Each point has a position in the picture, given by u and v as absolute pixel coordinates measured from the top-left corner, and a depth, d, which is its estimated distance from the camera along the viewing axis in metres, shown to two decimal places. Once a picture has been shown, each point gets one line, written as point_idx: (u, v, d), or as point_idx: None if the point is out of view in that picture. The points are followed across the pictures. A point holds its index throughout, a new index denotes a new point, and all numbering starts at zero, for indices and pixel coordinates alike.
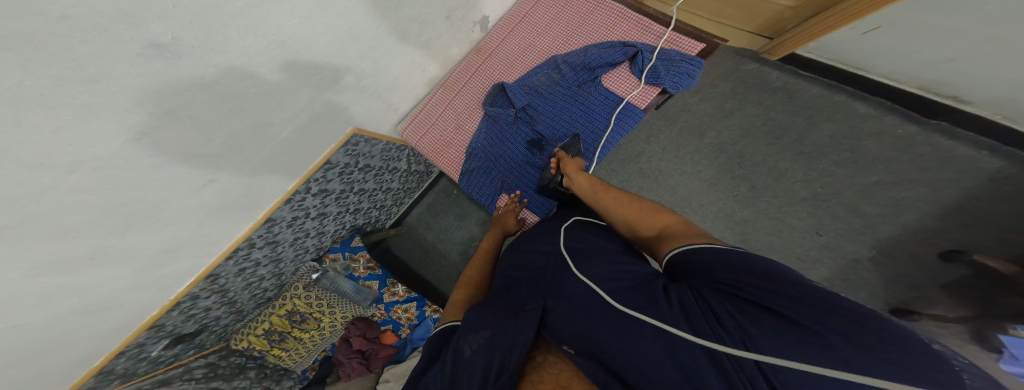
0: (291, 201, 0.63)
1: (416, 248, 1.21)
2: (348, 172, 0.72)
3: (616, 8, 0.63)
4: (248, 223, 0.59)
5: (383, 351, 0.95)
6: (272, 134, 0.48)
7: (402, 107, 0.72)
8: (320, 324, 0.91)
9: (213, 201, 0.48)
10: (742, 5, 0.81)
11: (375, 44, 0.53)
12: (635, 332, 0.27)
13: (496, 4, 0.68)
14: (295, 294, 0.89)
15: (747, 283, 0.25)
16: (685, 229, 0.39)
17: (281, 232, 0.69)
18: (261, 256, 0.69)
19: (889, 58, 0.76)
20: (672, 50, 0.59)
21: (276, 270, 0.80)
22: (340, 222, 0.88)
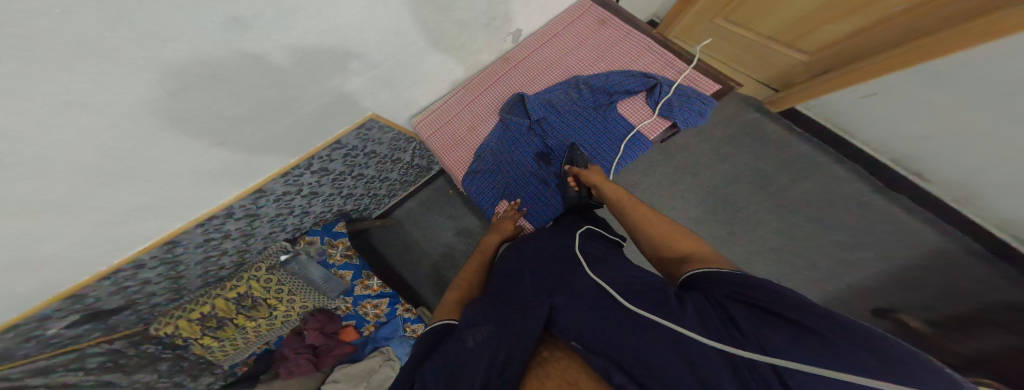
0: (287, 175, 0.64)
1: (399, 243, 1.24)
2: (351, 154, 0.72)
3: (643, 43, 0.67)
4: (230, 194, 0.57)
5: (337, 349, 0.99)
6: (295, 110, 0.49)
7: (422, 101, 0.73)
8: (273, 313, 0.85)
9: (208, 165, 0.48)
10: (758, 52, 0.89)
11: (414, 40, 0.53)
12: (647, 335, 0.29)
13: (531, 19, 0.70)
14: (252, 277, 0.83)
15: (752, 296, 0.28)
16: (706, 255, 0.39)
17: (264, 206, 0.68)
18: (231, 229, 0.67)
19: (877, 125, 0.85)
20: (689, 89, 0.62)
21: (241, 246, 0.76)
22: (325, 204, 0.88)
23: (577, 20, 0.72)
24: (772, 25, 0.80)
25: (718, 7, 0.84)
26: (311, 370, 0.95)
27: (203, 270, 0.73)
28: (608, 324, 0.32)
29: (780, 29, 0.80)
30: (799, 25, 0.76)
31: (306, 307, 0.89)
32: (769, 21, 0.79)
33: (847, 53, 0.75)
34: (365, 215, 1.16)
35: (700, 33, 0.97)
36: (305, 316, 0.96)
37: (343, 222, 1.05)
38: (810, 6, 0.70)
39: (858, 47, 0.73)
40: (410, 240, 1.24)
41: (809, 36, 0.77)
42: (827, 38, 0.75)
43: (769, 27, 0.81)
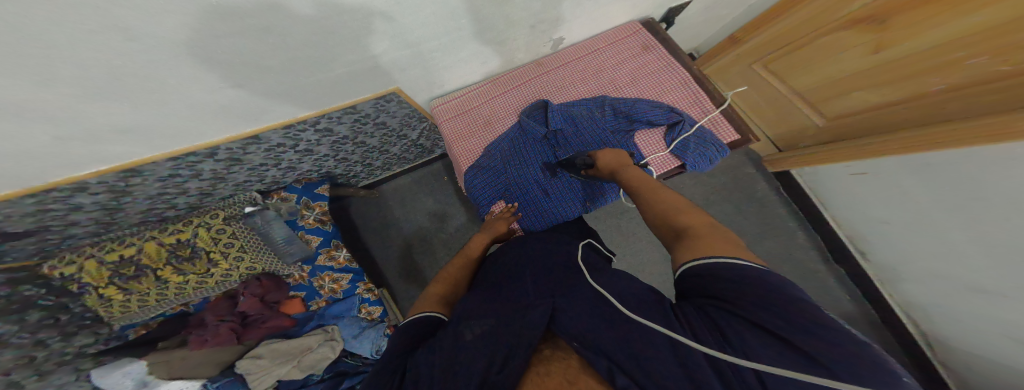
0: (290, 128, 0.70)
1: (376, 216, 1.41)
2: (363, 121, 0.79)
3: (681, 77, 0.68)
4: (217, 136, 0.62)
5: (272, 321, 1.02)
6: (329, 67, 0.51)
7: (448, 85, 0.73)
8: (209, 268, 0.87)
9: (216, 100, 0.50)
10: (779, 105, 0.98)
11: (461, 26, 0.52)
12: (644, 338, 0.30)
13: (577, 30, 0.69)
14: (202, 225, 0.85)
15: (736, 293, 0.29)
16: (709, 231, 0.39)
17: (247, 154, 0.74)
18: (205, 169, 0.73)
19: (847, 204, 0.96)
20: (711, 133, 0.65)
21: (208, 188, 0.82)
22: (312, 163, 0.97)
23: (620, 41, 0.72)
24: (803, 83, 0.88)
25: (761, 54, 0.92)
26: (231, 341, 0.96)
27: (152, 205, 0.78)
28: (610, 327, 0.32)
29: (809, 89, 0.88)
30: (827, 89, 0.84)
31: (253, 268, 0.94)
32: (803, 78, 0.87)
33: (857, 128, 0.84)
34: (352, 184, 1.28)
35: (734, 75, 1.06)
36: (249, 278, 0.98)
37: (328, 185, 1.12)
38: (846, 72, 0.77)
39: (872, 123, 0.80)
40: (390, 214, 1.41)
41: (833, 102, 0.85)
42: (847, 108, 0.83)
43: (801, 84, 0.89)
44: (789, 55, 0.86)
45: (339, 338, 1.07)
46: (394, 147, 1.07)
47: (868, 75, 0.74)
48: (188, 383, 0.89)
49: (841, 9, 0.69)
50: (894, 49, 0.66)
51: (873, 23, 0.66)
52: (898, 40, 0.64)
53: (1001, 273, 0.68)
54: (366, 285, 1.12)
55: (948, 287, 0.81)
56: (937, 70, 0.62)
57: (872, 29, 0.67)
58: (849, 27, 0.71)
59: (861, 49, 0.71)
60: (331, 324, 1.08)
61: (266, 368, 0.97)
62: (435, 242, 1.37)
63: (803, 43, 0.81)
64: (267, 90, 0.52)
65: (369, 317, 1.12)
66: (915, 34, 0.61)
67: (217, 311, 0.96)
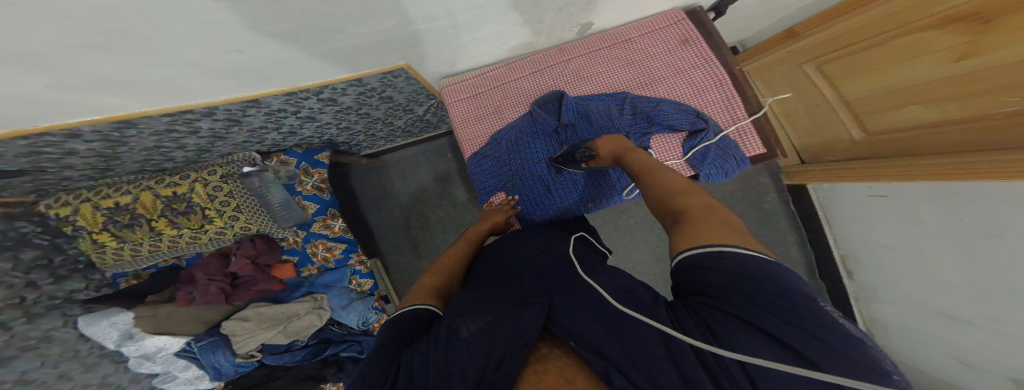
0: (293, 95, 0.67)
1: (376, 187, 1.40)
2: (369, 93, 0.75)
3: (716, 80, 0.63)
4: (217, 97, 0.58)
5: (263, 285, 1.01)
6: (337, 39, 0.48)
7: (459, 65, 0.68)
8: (203, 225, 0.86)
9: (215, 66, 0.47)
10: (821, 112, 0.87)
11: (486, 5, 0.46)
12: (636, 335, 0.29)
13: (610, 17, 0.62)
14: (199, 180, 0.84)
15: (729, 285, 0.26)
16: (705, 213, 0.35)
17: (248, 116, 0.71)
18: (204, 127, 0.70)
19: (851, 224, 0.95)
20: (734, 144, 0.61)
21: (206, 144, 0.79)
22: (315, 131, 0.94)
23: (655, 31, 0.65)
24: (857, 89, 0.76)
25: (819, 51, 0.79)
26: (221, 301, 0.97)
27: (147, 157, 0.76)
28: (605, 325, 0.31)
29: (863, 97, 0.75)
30: (883, 99, 0.71)
31: (248, 229, 0.91)
32: (861, 83, 0.74)
33: (904, 145, 0.73)
34: (353, 154, 1.25)
35: (778, 75, 0.94)
36: (243, 240, 0.98)
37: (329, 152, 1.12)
38: (913, 81, 0.64)
39: (913, 142, 0.71)
40: (389, 186, 1.39)
41: (884, 114, 0.73)
42: (897, 123, 0.72)
43: (855, 90, 0.76)
44: (854, 53, 0.72)
45: (327, 307, 1.10)
46: (401, 121, 1.03)
47: (937, 88, 0.61)
48: (172, 338, 0.92)
49: (938, 4, 0.55)
50: (983, 59, 0.52)
51: (972, 22, 0.52)
52: (990, 48, 0.51)
53: (972, 306, 0.70)
54: (359, 256, 1.15)
55: (916, 311, 0.82)
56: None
57: (967, 31, 0.53)
58: (938, 27, 0.56)
59: (943, 54, 0.57)
60: (321, 293, 1.11)
61: (253, 332, 1.02)
62: (434, 220, 1.37)
63: (874, 41, 0.67)
64: (270, 59, 0.50)
65: (360, 289, 1.15)
66: (1013, 43, 0.47)
67: (208, 270, 0.95)
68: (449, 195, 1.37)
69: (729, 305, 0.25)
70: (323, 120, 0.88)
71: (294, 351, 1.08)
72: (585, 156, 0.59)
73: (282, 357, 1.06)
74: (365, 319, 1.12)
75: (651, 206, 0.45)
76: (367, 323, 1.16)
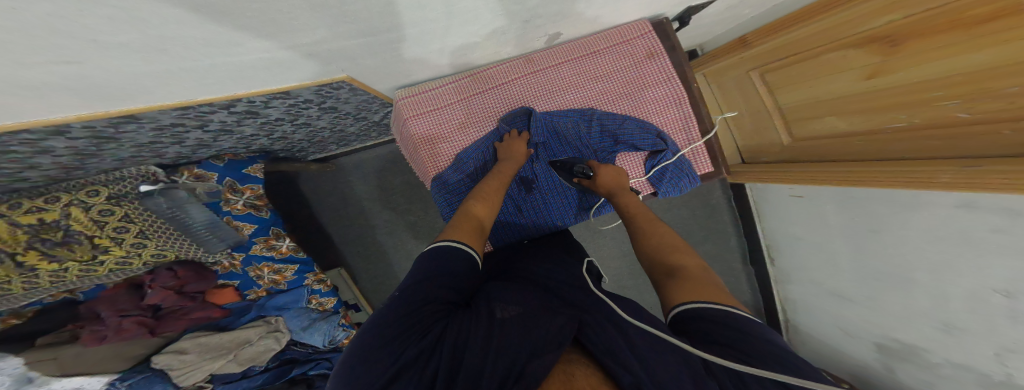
0: (190, 110, 0.53)
1: (330, 195, 1.25)
2: (303, 105, 0.63)
3: (675, 98, 0.64)
4: (63, 115, 0.40)
5: (199, 313, 0.94)
6: (239, 54, 0.37)
7: (415, 74, 0.60)
8: (95, 255, 0.72)
9: (59, 93, 0.34)
10: (760, 117, 0.91)
11: (437, 18, 0.40)
12: (646, 342, 0.34)
13: (576, 27, 0.57)
14: (75, 203, 0.66)
15: (721, 318, 0.34)
16: (698, 273, 0.43)
17: (129, 131, 0.55)
18: (59, 146, 0.51)
19: (777, 221, 1.10)
20: (689, 162, 0.67)
21: (71, 163, 0.59)
22: (241, 141, 0.79)
23: (622, 43, 0.61)
24: (791, 98, 0.79)
25: (762, 59, 0.81)
26: (144, 335, 0.88)
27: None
28: (620, 332, 0.36)
29: (794, 106, 0.79)
30: (811, 108, 0.75)
31: (163, 255, 0.81)
32: (792, 94, 0.78)
33: (818, 151, 0.80)
34: (298, 159, 1.10)
35: (729, 80, 0.96)
36: (158, 269, 0.85)
37: (261, 162, 0.97)
38: (833, 94, 0.68)
39: (831, 149, 0.75)
40: (347, 196, 1.26)
41: (808, 122, 0.78)
42: (817, 131, 0.77)
43: (790, 99, 0.80)
44: (790, 65, 0.75)
45: (286, 329, 1.04)
46: (356, 127, 0.91)
47: (854, 101, 0.65)
48: (90, 378, 0.82)
49: (861, 24, 0.58)
50: (888, 77, 0.56)
51: (883, 44, 0.55)
52: (894, 69, 0.55)
53: (854, 285, 0.87)
54: (317, 276, 1.06)
55: (816, 283, 1.01)
56: (912, 106, 0.55)
57: (880, 52, 0.56)
58: (858, 46, 0.60)
59: (859, 71, 0.61)
60: (274, 315, 1.03)
61: (195, 364, 0.93)
62: (400, 229, 1.29)
63: (808, 55, 0.70)
64: (129, 76, 0.35)
65: (322, 307, 1.09)
66: (914, 64, 0.52)
67: (117, 306, 0.82)
68: (415, 199, 1.28)
69: (723, 334, 0.32)
70: (253, 131, 0.74)
71: (251, 376, 1.01)
72: (582, 172, 0.63)
73: (238, 385, 0.99)
74: (332, 337, 1.07)
75: (645, 257, 0.50)
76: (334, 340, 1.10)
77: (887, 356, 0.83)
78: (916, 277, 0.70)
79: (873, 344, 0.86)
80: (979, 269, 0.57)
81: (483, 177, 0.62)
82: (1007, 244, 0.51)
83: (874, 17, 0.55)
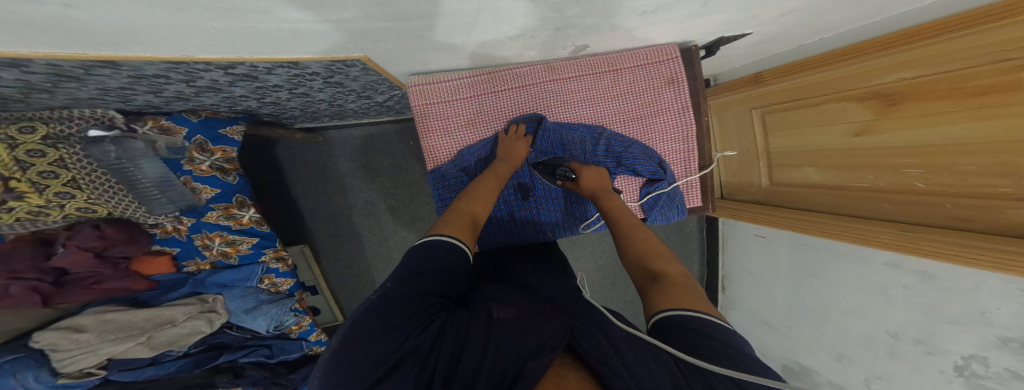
0: (183, 65, 0.48)
1: (311, 167, 1.18)
2: (308, 77, 0.60)
3: (683, 131, 0.70)
4: (32, 50, 0.35)
5: (116, 283, 0.81)
6: (265, 22, 0.35)
7: (433, 63, 0.59)
8: (5, 201, 0.62)
9: (61, 35, 0.32)
10: (748, 158, 0.97)
11: (469, 14, 0.41)
12: (631, 348, 0.34)
13: (604, 42, 0.58)
14: (1, 138, 0.57)
15: (698, 327, 0.34)
16: (681, 281, 0.44)
17: (103, 74, 0.49)
18: (8, 77, 0.44)
19: (735, 253, 1.19)
20: (682, 193, 0.75)
21: (12, 95, 0.52)
22: (228, 99, 0.73)
23: (650, 65, 0.64)
24: (780, 144, 0.83)
25: (770, 99, 0.84)
26: (33, 304, 0.72)
27: None
28: (606, 339, 0.35)
29: (780, 152, 0.84)
30: (794, 157, 0.80)
31: (95, 211, 0.73)
32: (784, 139, 0.82)
33: (787, 198, 0.86)
34: (284, 125, 1.04)
35: (732, 115, 1.01)
36: (81, 225, 0.72)
37: (242, 124, 0.89)
38: (818, 146, 0.72)
39: (802, 200, 0.82)
40: (330, 169, 1.19)
41: (787, 170, 0.84)
42: (794, 179, 0.83)
43: (778, 144, 0.84)
44: (793, 109, 0.78)
45: (221, 311, 0.94)
46: (355, 105, 0.90)
47: (832, 156, 0.70)
48: None
49: (871, 78, 0.59)
50: (874, 137, 0.60)
51: (883, 102, 0.57)
52: (881, 129, 0.58)
53: (782, 314, 0.95)
54: (276, 253, 0.97)
55: (751, 318, 1.10)
56: (880, 170, 0.60)
57: (876, 109, 0.59)
58: (860, 99, 0.62)
59: (848, 126, 0.65)
60: (212, 293, 0.93)
61: (93, 346, 0.78)
62: (379, 214, 1.24)
63: (816, 101, 0.72)
64: (140, 26, 0.33)
65: (274, 289, 1.00)
66: (902, 127, 0.54)
67: (11, 265, 0.67)
68: (401, 187, 1.23)
69: (699, 343, 0.32)
70: (245, 93, 0.69)
71: (162, 363, 0.88)
72: (564, 175, 0.64)
73: (143, 372, 0.86)
74: (280, 322, 1.00)
75: (629, 264, 0.52)
76: (281, 327, 1.02)
77: (788, 376, 0.93)
78: (829, 315, 0.77)
79: (780, 364, 0.96)
80: (881, 313, 0.64)
81: (479, 173, 0.63)
82: (914, 297, 0.57)
83: (888, 72, 0.56)
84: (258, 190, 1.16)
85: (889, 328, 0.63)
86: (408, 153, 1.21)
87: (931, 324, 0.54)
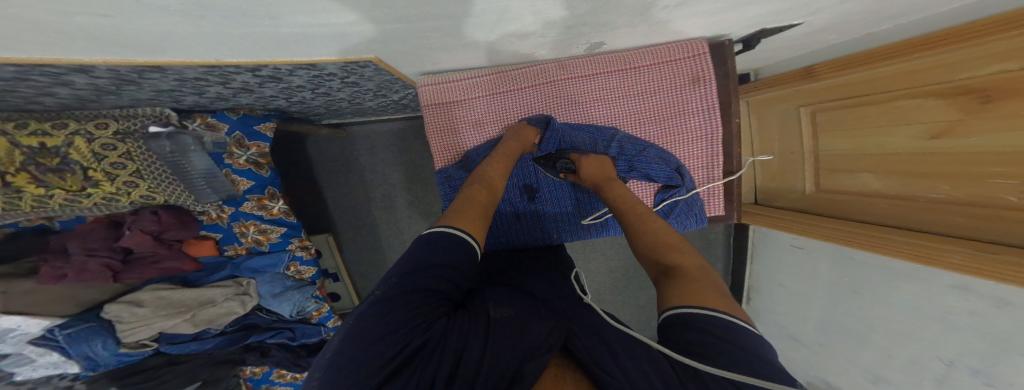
0: (217, 68, 0.53)
1: (337, 161, 1.25)
2: (325, 78, 0.63)
3: (709, 132, 0.65)
4: (90, 58, 0.40)
5: (169, 263, 0.90)
6: (273, 26, 0.36)
7: (444, 64, 0.60)
8: (84, 188, 0.70)
9: (108, 43, 0.36)
10: (789, 160, 0.88)
11: (473, 13, 0.40)
12: (629, 351, 0.33)
13: (620, 39, 0.55)
14: (81, 132, 0.64)
15: (716, 330, 0.31)
16: (699, 275, 0.41)
17: (153, 79, 0.55)
18: (79, 81, 0.51)
19: (765, 265, 1.10)
20: (701, 201, 0.70)
21: (88, 97, 0.60)
22: (259, 100, 0.79)
23: (672, 61, 0.60)
24: (831, 146, 0.75)
25: (822, 96, 0.75)
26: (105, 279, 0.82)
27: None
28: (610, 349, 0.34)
29: (831, 154, 0.76)
30: (845, 160, 0.73)
31: (154, 199, 0.80)
32: (839, 140, 0.73)
33: (839, 207, 0.77)
34: (313, 122, 1.11)
35: (774, 114, 0.92)
36: (142, 211, 0.82)
37: (273, 122, 0.96)
38: (881, 148, 0.64)
39: (854, 210, 0.74)
40: (353, 164, 1.25)
41: (840, 175, 0.75)
42: (844, 185, 0.74)
43: (829, 146, 0.76)
44: (849, 107, 0.70)
45: (254, 294, 1.02)
46: (375, 103, 0.93)
47: (899, 160, 0.60)
48: (27, 321, 0.73)
49: (960, 70, 0.50)
50: (955, 139, 0.51)
51: (974, 99, 0.48)
52: (968, 131, 0.49)
53: (813, 336, 0.88)
54: (302, 242, 1.05)
55: (777, 334, 1.02)
56: (957, 179, 0.52)
57: (965, 107, 0.49)
58: (942, 96, 0.52)
59: (924, 127, 0.56)
60: (246, 277, 1.02)
61: (146, 319, 0.87)
62: (397, 209, 1.28)
63: (872, 99, 0.64)
64: (173, 35, 0.36)
65: (298, 276, 1.07)
66: (990, 132, 0.46)
67: (87, 243, 0.77)
68: (419, 182, 1.26)
69: (718, 346, 0.30)
70: (274, 93, 0.74)
71: (203, 339, 0.97)
72: (566, 168, 0.65)
73: (187, 346, 0.96)
74: (301, 308, 1.06)
75: (643, 254, 0.50)
76: (303, 312, 1.09)
77: None
78: (872, 336, 0.69)
79: (807, 384, 0.89)
80: (934, 338, 0.57)
81: (492, 153, 0.63)
82: (982, 325, 0.49)
83: (981, 64, 0.47)
84: (289, 183, 1.25)
85: (944, 356, 0.56)
86: (426, 150, 1.24)
87: (1001, 356, 0.47)
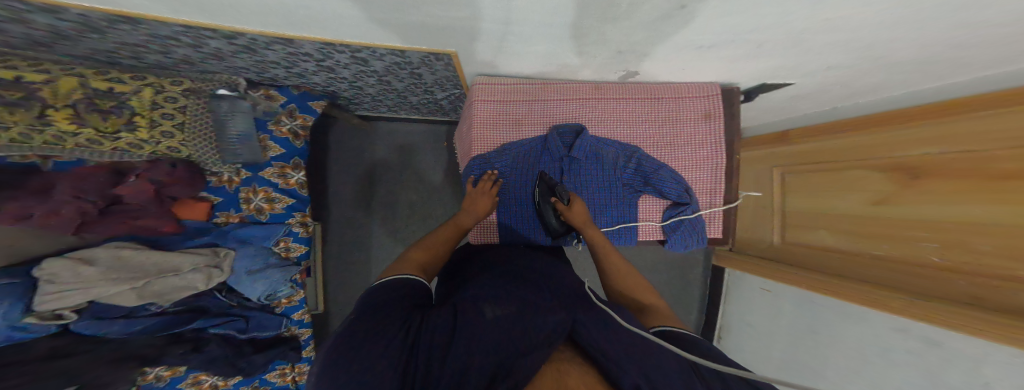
0: (330, 46, 0.64)
1: (360, 152, 1.32)
2: (404, 65, 0.75)
3: (714, 162, 0.74)
4: (249, 28, 0.54)
5: (149, 221, 0.83)
6: (406, 15, 0.48)
7: (499, 69, 0.72)
8: (119, 131, 0.71)
9: (280, 17, 0.50)
10: (765, 209, 1.06)
11: (558, 31, 0.51)
12: (636, 355, 0.34)
13: (654, 70, 0.67)
14: (154, 85, 0.74)
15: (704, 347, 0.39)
16: (666, 312, 0.50)
17: (269, 50, 0.66)
18: (210, 44, 0.63)
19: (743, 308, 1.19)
20: (704, 223, 0.76)
21: (195, 59, 0.71)
22: (329, 82, 0.91)
23: (687, 99, 0.72)
24: (799, 201, 0.93)
25: (792, 162, 0.96)
26: (67, 229, 0.73)
27: (121, 42, 0.61)
28: (620, 348, 0.34)
29: (796, 210, 0.94)
30: (807, 216, 0.90)
31: (178, 152, 0.80)
32: (799, 198, 0.93)
33: (803, 257, 0.92)
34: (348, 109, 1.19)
35: (754, 171, 1.13)
36: (160, 160, 0.80)
37: (325, 102, 1.06)
38: (835, 209, 0.81)
39: (824, 263, 0.85)
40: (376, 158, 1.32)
41: (804, 230, 0.91)
42: (808, 241, 0.90)
43: (793, 204, 0.95)
44: (813, 171, 0.88)
45: (224, 269, 0.92)
46: (419, 98, 1.05)
47: (846, 219, 0.79)
48: None
49: (896, 150, 0.68)
50: (896, 207, 0.67)
51: (905, 174, 0.65)
52: (905, 200, 0.65)
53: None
54: (303, 217, 1.06)
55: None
56: (951, 248, 0.56)
57: (899, 180, 0.66)
58: (884, 170, 0.69)
59: (870, 194, 0.72)
60: (226, 248, 0.94)
61: (86, 282, 0.74)
62: (406, 207, 1.31)
63: (830, 163, 0.83)
64: (331, 14, 0.48)
65: (285, 254, 1.03)
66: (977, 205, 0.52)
67: (81, 184, 0.72)
68: (436, 182, 1.32)
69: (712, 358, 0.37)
70: (348, 77, 0.86)
71: (132, 318, 0.81)
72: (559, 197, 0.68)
73: (107, 324, 0.77)
74: (274, 291, 0.97)
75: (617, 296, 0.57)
76: (270, 296, 1.00)
77: None
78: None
79: None
80: None
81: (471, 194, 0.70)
82: None
83: (909, 147, 0.65)
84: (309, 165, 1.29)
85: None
86: (449, 154, 1.33)
87: None
